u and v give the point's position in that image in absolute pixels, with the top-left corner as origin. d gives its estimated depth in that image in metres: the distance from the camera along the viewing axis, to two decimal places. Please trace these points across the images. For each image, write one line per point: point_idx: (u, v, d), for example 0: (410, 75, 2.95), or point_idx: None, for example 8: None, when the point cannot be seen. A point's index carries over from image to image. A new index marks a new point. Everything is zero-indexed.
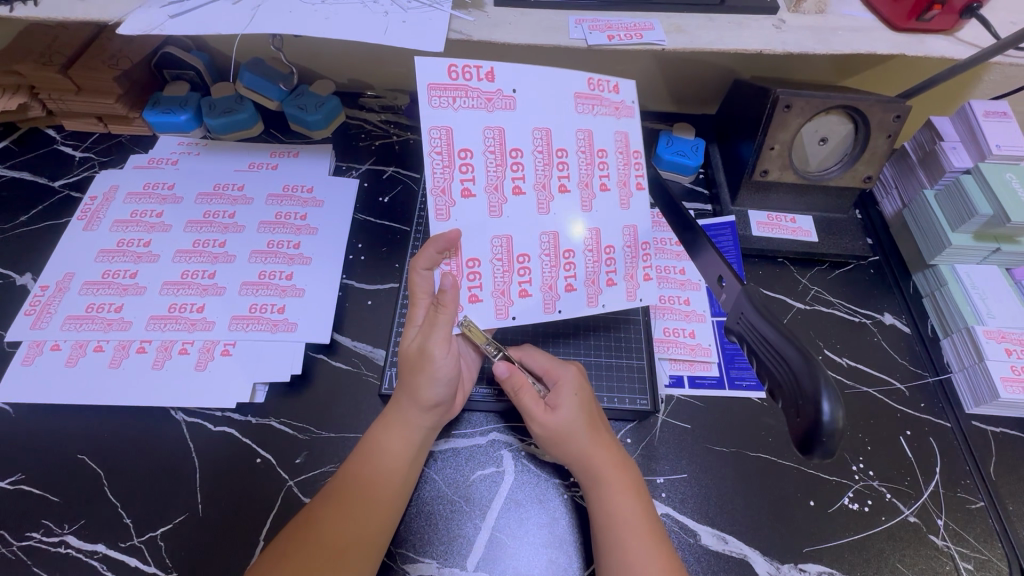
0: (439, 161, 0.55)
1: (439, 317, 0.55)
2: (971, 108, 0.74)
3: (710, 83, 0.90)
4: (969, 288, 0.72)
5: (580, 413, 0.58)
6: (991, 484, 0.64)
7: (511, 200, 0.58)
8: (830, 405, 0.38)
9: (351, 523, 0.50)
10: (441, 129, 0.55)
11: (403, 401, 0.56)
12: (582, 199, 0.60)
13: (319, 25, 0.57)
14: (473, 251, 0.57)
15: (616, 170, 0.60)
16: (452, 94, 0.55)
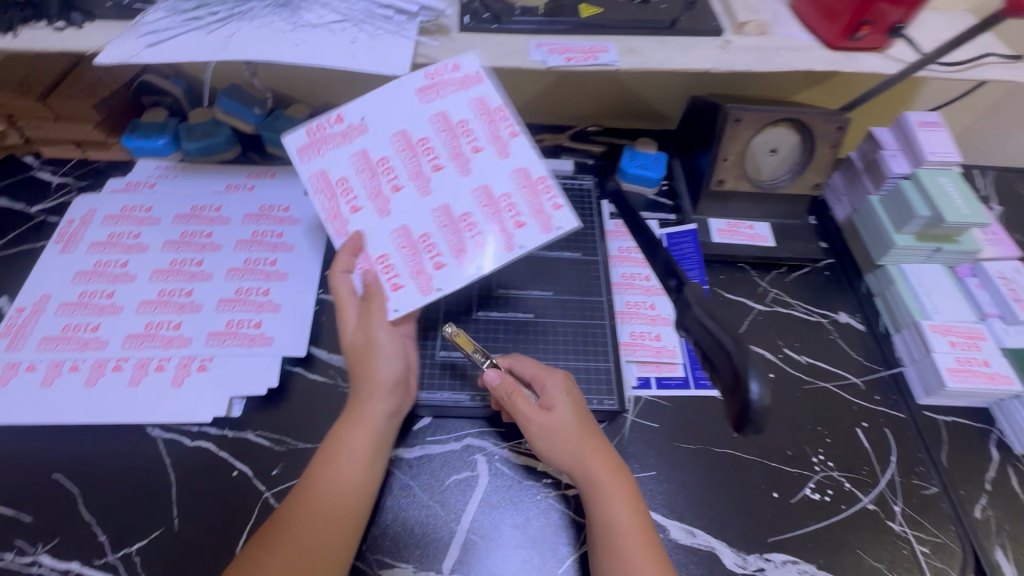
0: (329, 195, 0.65)
1: (369, 305, 0.61)
2: (907, 119, 0.79)
3: (669, 101, 0.96)
4: (915, 286, 0.77)
5: (573, 416, 0.60)
6: (944, 470, 0.67)
7: (410, 209, 0.65)
8: (756, 384, 0.47)
9: (320, 524, 0.52)
10: (318, 172, 0.66)
11: (363, 391, 0.60)
12: (458, 171, 0.66)
13: (291, 52, 0.61)
14: (379, 249, 0.63)
15: (481, 131, 0.67)
16: (314, 144, 0.66)
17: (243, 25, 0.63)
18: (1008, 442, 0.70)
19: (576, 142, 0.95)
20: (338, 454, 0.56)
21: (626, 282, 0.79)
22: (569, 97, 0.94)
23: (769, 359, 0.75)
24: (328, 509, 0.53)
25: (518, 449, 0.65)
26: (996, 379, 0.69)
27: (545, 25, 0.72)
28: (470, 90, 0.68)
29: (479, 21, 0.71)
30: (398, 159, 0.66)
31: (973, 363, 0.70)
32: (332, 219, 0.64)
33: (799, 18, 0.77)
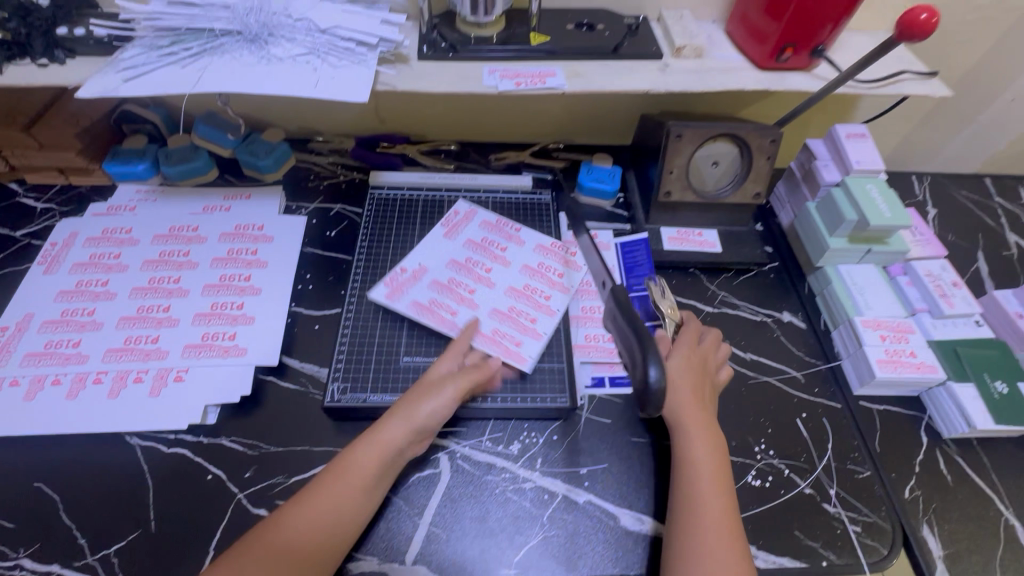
0: (434, 309, 0.76)
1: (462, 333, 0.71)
2: (836, 131, 0.85)
3: (624, 119, 1.02)
4: (849, 284, 0.83)
5: (696, 376, 0.69)
6: (876, 455, 0.72)
7: (490, 302, 0.78)
8: (655, 369, 0.63)
9: (311, 535, 0.55)
10: (414, 302, 0.77)
11: (397, 415, 0.63)
12: (499, 261, 0.83)
13: (259, 83, 0.66)
14: (488, 327, 0.75)
15: (500, 236, 0.87)
16: (399, 287, 0.78)
17: (214, 59, 0.68)
18: (937, 427, 0.75)
19: (537, 159, 1.01)
20: (351, 464, 0.59)
21: (568, 283, 0.83)
22: (530, 116, 1.00)
23: None
24: (329, 514, 0.56)
25: (477, 447, 0.69)
26: (923, 369, 0.74)
27: (497, 53, 0.78)
28: (475, 219, 0.89)
29: (436, 50, 0.77)
30: (466, 279, 0.80)
31: (901, 355, 0.75)
32: (443, 323, 0.75)
33: (734, 42, 0.84)
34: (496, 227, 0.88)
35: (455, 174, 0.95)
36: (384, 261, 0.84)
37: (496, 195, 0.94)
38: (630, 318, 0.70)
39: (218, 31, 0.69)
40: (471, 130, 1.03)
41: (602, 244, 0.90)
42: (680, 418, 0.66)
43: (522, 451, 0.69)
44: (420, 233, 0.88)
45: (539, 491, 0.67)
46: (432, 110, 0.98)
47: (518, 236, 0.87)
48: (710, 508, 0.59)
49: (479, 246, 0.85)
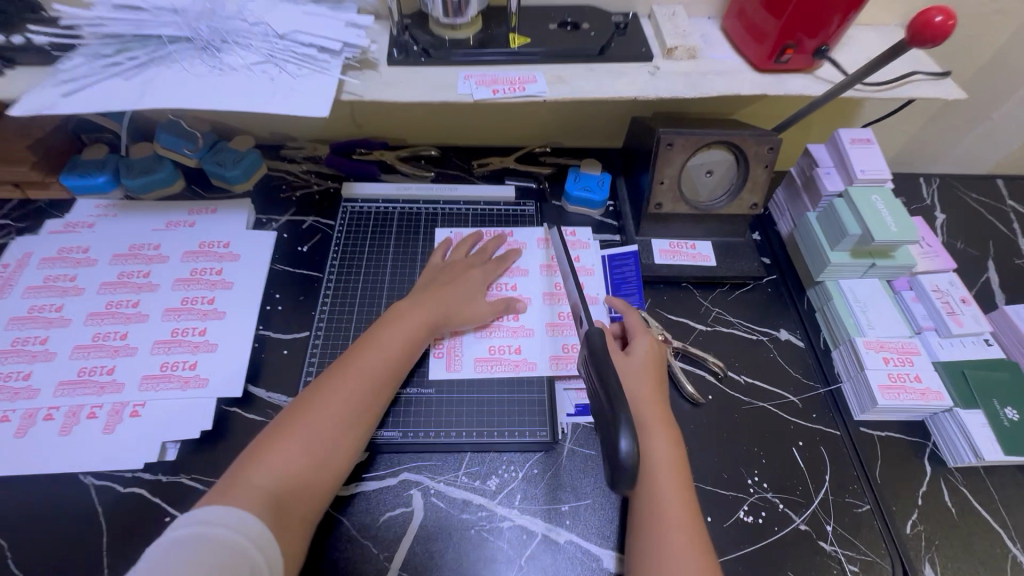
0: (496, 363, 0.72)
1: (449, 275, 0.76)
2: (840, 136, 0.79)
3: (614, 122, 0.96)
4: (851, 302, 0.78)
5: (650, 358, 0.66)
6: (877, 487, 0.68)
7: (541, 350, 0.74)
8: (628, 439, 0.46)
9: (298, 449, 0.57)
10: (481, 359, 0.73)
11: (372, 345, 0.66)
12: (519, 290, 0.79)
13: (210, 96, 0.61)
14: (561, 344, 0.74)
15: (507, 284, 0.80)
16: (454, 356, 0.73)
17: (162, 69, 0.63)
18: (941, 455, 0.71)
19: (522, 165, 0.96)
20: (314, 412, 0.59)
21: (558, 293, 0.79)
22: (516, 120, 0.95)
23: (709, 380, 0.76)
24: (304, 458, 0.56)
25: (453, 482, 0.65)
26: (927, 395, 0.70)
27: (474, 56, 0.72)
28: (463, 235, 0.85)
29: (407, 55, 0.71)
30: (504, 338, 0.75)
31: (904, 380, 0.71)
32: (518, 371, 0.72)
33: (730, 40, 0.78)
34: (495, 234, 0.85)
35: (433, 184, 0.90)
36: (354, 280, 0.79)
37: (475, 207, 0.89)
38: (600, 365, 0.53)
39: (167, 38, 0.64)
40: (453, 134, 0.98)
41: (582, 243, 0.85)
42: (642, 408, 0.61)
43: (500, 487, 0.65)
44: (394, 249, 0.83)
45: (517, 530, 0.63)
46: (410, 115, 0.92)
47: (519, 267, 0.82)
48: (669, 498, 0.55)
49: (495, 291, 0.79)
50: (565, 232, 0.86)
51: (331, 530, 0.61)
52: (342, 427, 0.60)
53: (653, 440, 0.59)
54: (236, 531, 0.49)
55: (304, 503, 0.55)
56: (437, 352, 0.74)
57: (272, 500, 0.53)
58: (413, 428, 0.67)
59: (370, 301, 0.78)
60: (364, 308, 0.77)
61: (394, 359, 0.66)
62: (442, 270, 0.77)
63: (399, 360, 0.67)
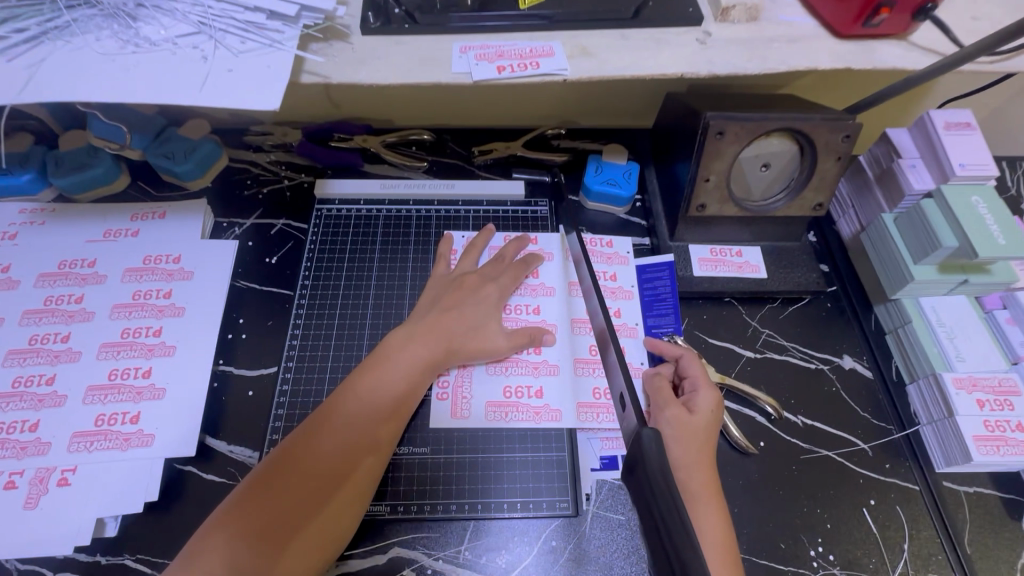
0: (510, 409, 0.60)
1: (457, 295, 0.63)
2: (931, 119, 0.64)
3: (643, 99, 0.79)
4: (935, 327, 0.64)
5: (710, 425, 0.54)
6: (968, 560, 0.56)
7: (568, 394, 0.61)
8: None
9: (273, 517, 0.47)
10: (493, 402, 0.60)
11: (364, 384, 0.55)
12: (542, 317, 0.66)
13: (122, 84, 0.46)
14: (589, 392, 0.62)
15: (526, 298, 0.67)
16: (458, 399, 0.60)
17: (58, 46, 0.48)
18: None
19: (532, 151, 0.80)
20: (290, 475, 0.49)
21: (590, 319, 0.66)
22: (524, 98, 0.78)
23: (759, 424, 0.63)
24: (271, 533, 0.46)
25: (454, 561, 0.54)
26: None
27: (472, 21, 0.56)
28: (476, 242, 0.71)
29: (387, 20, 0.55)
30: (523, 376, 0.62)
31: (1004, 429, 0.58)
32: (538, 421, 0.60)
33: None
34: (510, 239, 0.71)
35: (426, 180, 0.75)
36: (331, 306, 0.66)
37: (477, 208, 0.74)
38: (657, 495, 0.33)
39: (63, 2, 0.48)
40: (448, 114, 0.81)
41: (619, 257, 0.71)
42: (690, 476, 0.51)
43: (512, 565, 0.54)
44: (379, 263, 0.69)
45: None
46: (396, 94, 0.76)
47: (542, 284, 0.68)
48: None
49: (512, 315, 0.65)
50: (599, 240, 0.72)
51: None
52: (328, 492, 0.49)
53: (699, 514, 0.49)
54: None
55: None
56: (440, 391, 0.61)
57: None
58: (404, 500, 0.56)
59: (349, 333, 0.64)
60: (341, 343, 0.64)
61: (385, 412, 0.54)
62: (450, 286, 0.64)
63: (392, 412, 0.55)
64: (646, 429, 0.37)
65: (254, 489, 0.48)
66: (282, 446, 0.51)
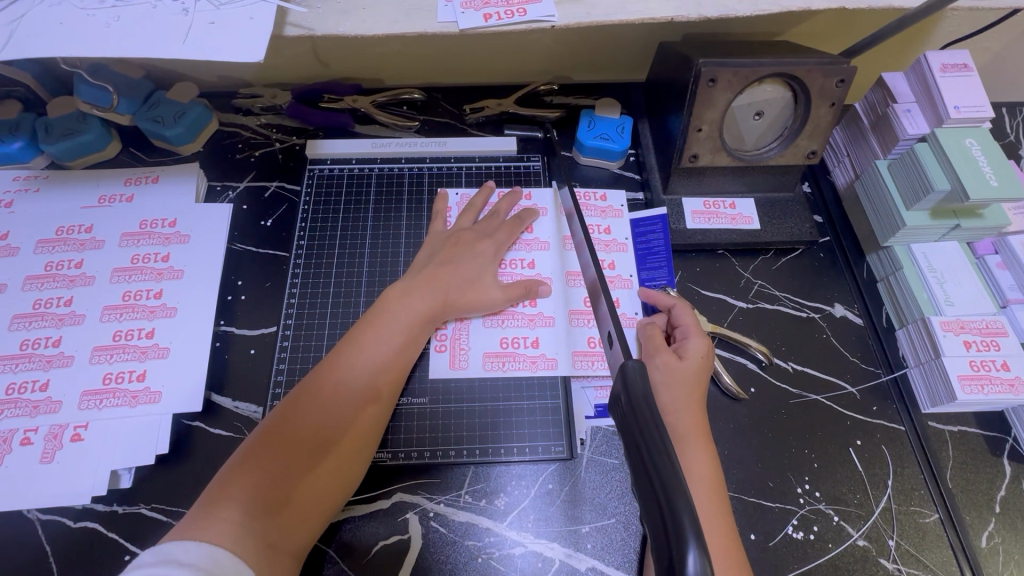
0: (506, 360, 0.62)
1: (455, 250, 0.63)
2: (927, 62, 0.64)
3: (636, 51, 0.78)
4: (926, 272, 0.64)
5: (701, 371, 0.56)
6: (949, 494, 0.58)
7: (562, 344, 0.63)
8: (697, 561, 0.29)
9: (283, 463, 0.49)
10: (491, 355, 0.62)
11: (365, 337, 0.56)
12: (536, 270, 0.66)
13: (103, 39, 0.46)
14: (582, 343, 0.63)
15: (521, 252, 0.67)
16: (456, 352, 0.62)
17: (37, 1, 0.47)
18: None
19: (523, 108, 0.78)
20: (298, 425, 0.51)
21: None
22: (514, 53, 0.77)
23: (750, 370, 0.64)
24: (283, 478, 0.48)
25: (455, 504, 0.56)
26: (1016, 386, 0.59)
27: None
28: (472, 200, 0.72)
29: None
30: (519, 328, 0.63)
31: (989, 369, 0.59)
32: (535, 370, 0.61)
33: None
34: (504, 194, 0.71)
35: (417, 138, 0.74)
36: (327, 266, 0.67)
37: (469, 165, 0.74)
38: (644, 429, 0.35)
39: None
40: (438, 71, 0.80)
41: (613, 210, 0.71)
42: (678, 419, 0.53)
43: (510, 507, 0.56)
44: (373, 223, 0.70)
45: (531, 558, 0.54)
46: (383, 51, 0.74)
47: (537, 238, 0.69)
48: (710, 523, 0.48)
49: (508, 270, 0.66)
50: (593, 194, 0.72)
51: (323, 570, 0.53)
52: (335, 439, 0.51)
53: (689, 454, 0.51)
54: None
55: (303, 525, 0.49)
56: (438, 344, 0.62)
57: (265, 529, 0.46)
58: (404, 449, 0.58)
59: (346, 291, 0.65)
60: (338, 303, 0.65)
61: (385, 364, 0.56)
62: (446, 242, 0.64)
63: (393, 364, 0.56)
64: (632, 363, 0.39)
65: (265, 438, 0.50)
66: (288, 398, 0.53)
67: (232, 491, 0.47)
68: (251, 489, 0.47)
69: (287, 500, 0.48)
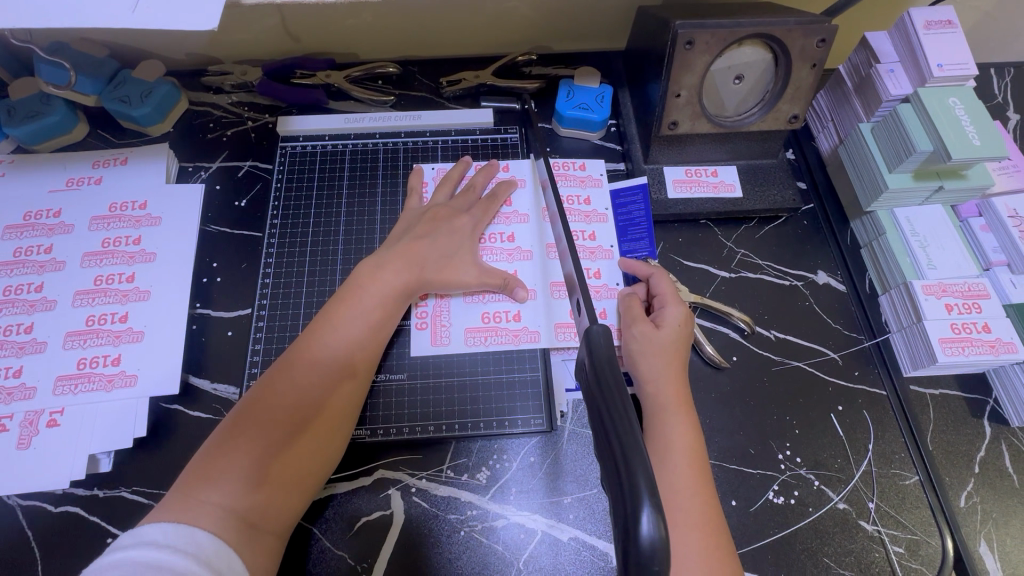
0: (486, 333, 0.61)
1: (431, 226, 0.62)
2: (911, 19, 0.62)
3: (615, 18, 0.75)
4: (908, 235, 0.64)
5: (679, 339, 0.55)
6: (929, 456, 0.58)
7: (543, 315, 0.62)
8: (651, 521, 0.30)
9: (263, 441, 0.49)
10: (471, 329, 0.61)
11: (342, 313, 0.56)
12: (515, 242, 0.66)
13: (49, 10, 0.44)
14: (562, 316, 0.62)
15: (501, 225, 0.67)
16: (436, 328, 0.61)
17: None
18: (1005, 415, 0.61)
19: (502, 80, 0.77)
20: (277, 402, 0.50)
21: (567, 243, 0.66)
22: (490, 23, 0.74)
23: (732, 339, 0.64)
24: (264, 456, 0.48)
25: (437, 479, 0.56)
26: (997, 348, 0.58)
27: None
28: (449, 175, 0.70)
29: None
30: (501, 303, 0.63)
31: (971, 331, 0.59)
32: (518, 343, 0.61)
33: None
34: (481, 167, 0.69)
35: (392, 112, 0.73)
36: (301, 246, 0.66)
37: (446, 138, 0.73)
38: (606, 394, 0.36)
39: None
40: (413, 44, 0.78)
41: (593, 180, 0.70)
42: (660, 389, 0.53)
43: (492, 480, 0.56)
44: (348, 200, 0.68)
45: (514, 530, 0.54)
46: (354, 23, 0.72)
47: (516, 211, 0.68)
48: (694, 493, 0.48)
49: (489, 246, 0.65)
50: (571, 164, 0.71)
51: (309, 549, 0.53)
52: (314, 417, 0.51)
53: (671, 422, 0.51)
54: (193, 559, 0.41)
55: (285, 502, 0.49)
56: (419, 322, 0.62)
57: (246, 508, 0.46)
58: (384, 425, 0.58)
59: (322, 270, 0.64)
60: (313, 284, 0.64)
61: (361, 340, 0.55)
62: (421, 218, 0.63)
63: (371, 339, 0.56)
64: (597, 328, 0.40)
65: (244, 416, 0.50)
66: (266, 376, 0.53)
67: (209, 473, 0.46)
68: (228, 470, 0.47)
69: (268, 477, 0.48)
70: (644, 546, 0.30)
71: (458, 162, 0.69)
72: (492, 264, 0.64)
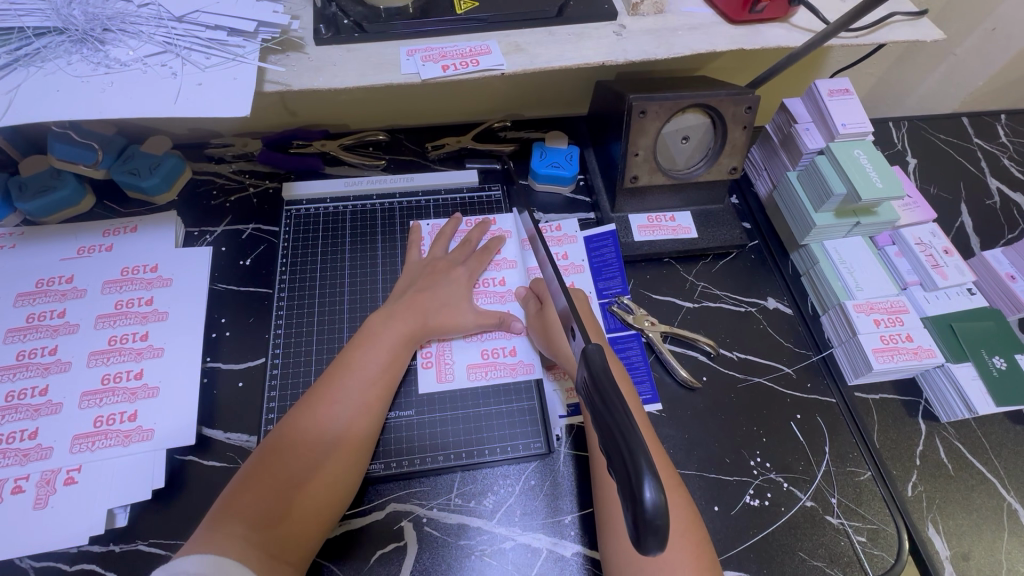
0: (485, 367, 0.68)
1: (436, 276, 0.70)
2: (817, 89, 0.76)
3: (576, 87, 0.87)
4: (838, 264, 0.75)
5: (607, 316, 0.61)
6: (876, 453, 0.67)
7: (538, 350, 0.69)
8: (653, 488, 0.34)
9: (282, 475, 0.52)
10: (471, 366, 0.68)
11: (355, 357, 0.61)
12: (506, 286, 0.73)
13: (98, 103, 0.50)
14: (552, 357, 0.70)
15: (491, 271, 0.74)
16: (438, 365, 0.67)
17: (31, 71, 0.51)
18: (935, 412, 0.70)
19: (481, 143, 0.87)
20: (296, 440, 0.55)
21: None
22: (468, 94, 0.85)
23: (701, 361, 0.72)
24: (284, 491, 0.51)
25: (448, 509, 0.60)
26: (920, 354, 0.68)
27: (415, 27, 0.61)
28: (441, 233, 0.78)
29: (338, 31, 0.61)
30: (498, 339, 0.70)
31: (897, 341, 0.69)
32: (514, 375, 0.67)
33: None
34: (472, 223, 0.78)
35: (387, 176, 0.81)
36: (310, 299, 0.71)
37: (437, 197, 0.81)
38: (606, 397, 0.39)
39: (33, 30, 0.52)
40: (399, 114, 0.87)
41: (569, 237, 0.79)
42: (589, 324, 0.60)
43: (497, 505, 0.61)
44: (350, 255, 0.75)
45: (521, 550, 0.59)
46: (349, 97, 0.81)
47: (505, 258, 0.76)
48: (608, 480, 0.56)
49: (483, 290, 0.72)
50: (549, 226, 0.80)
51: None
52: (331, 453, 0.55)
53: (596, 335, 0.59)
54: None
55: (304, 536, 0.51)
56: (424, 361, 0.67)
57: (268, 539, 0.48)
58: (395, 458, 0.62)
59: (330, 318, 0.70)
60: (322, 334, 0.69)
61: (375, 378, 0.61)
62: (422, 272, 0.70)
63: (382, 377, 0.61)
64: (592, 346, 0.42)
65: (266, 456, 0.54)
66: (288, 416, 0.58)
67: (235, 507, 0.50)
68: (252, 503, 0.50)
69: (289, 510, 0.51)
70: (648, 510, 0.33)
71: (450, 219, 0.77)
72: (486, 306, 0.71)
